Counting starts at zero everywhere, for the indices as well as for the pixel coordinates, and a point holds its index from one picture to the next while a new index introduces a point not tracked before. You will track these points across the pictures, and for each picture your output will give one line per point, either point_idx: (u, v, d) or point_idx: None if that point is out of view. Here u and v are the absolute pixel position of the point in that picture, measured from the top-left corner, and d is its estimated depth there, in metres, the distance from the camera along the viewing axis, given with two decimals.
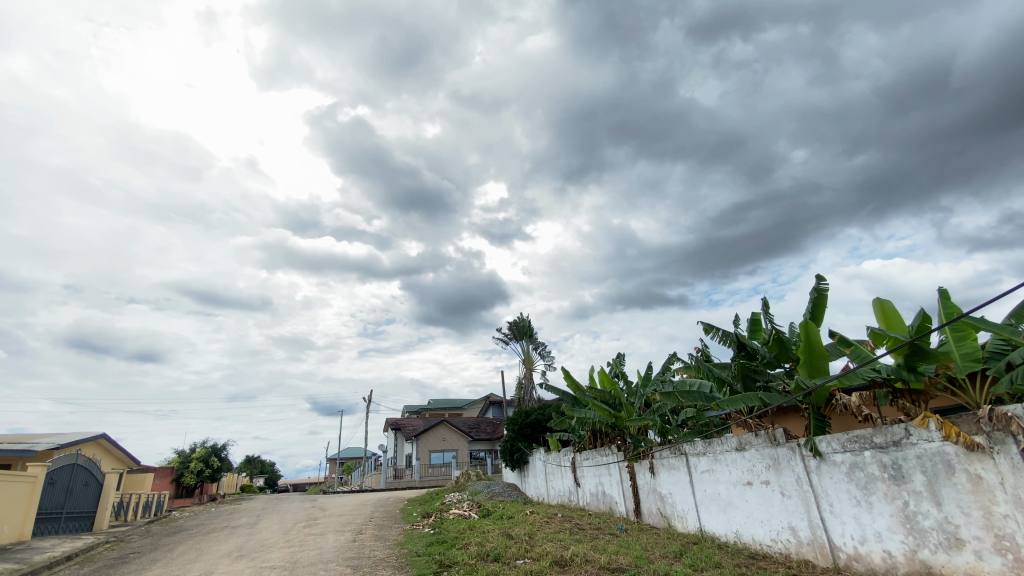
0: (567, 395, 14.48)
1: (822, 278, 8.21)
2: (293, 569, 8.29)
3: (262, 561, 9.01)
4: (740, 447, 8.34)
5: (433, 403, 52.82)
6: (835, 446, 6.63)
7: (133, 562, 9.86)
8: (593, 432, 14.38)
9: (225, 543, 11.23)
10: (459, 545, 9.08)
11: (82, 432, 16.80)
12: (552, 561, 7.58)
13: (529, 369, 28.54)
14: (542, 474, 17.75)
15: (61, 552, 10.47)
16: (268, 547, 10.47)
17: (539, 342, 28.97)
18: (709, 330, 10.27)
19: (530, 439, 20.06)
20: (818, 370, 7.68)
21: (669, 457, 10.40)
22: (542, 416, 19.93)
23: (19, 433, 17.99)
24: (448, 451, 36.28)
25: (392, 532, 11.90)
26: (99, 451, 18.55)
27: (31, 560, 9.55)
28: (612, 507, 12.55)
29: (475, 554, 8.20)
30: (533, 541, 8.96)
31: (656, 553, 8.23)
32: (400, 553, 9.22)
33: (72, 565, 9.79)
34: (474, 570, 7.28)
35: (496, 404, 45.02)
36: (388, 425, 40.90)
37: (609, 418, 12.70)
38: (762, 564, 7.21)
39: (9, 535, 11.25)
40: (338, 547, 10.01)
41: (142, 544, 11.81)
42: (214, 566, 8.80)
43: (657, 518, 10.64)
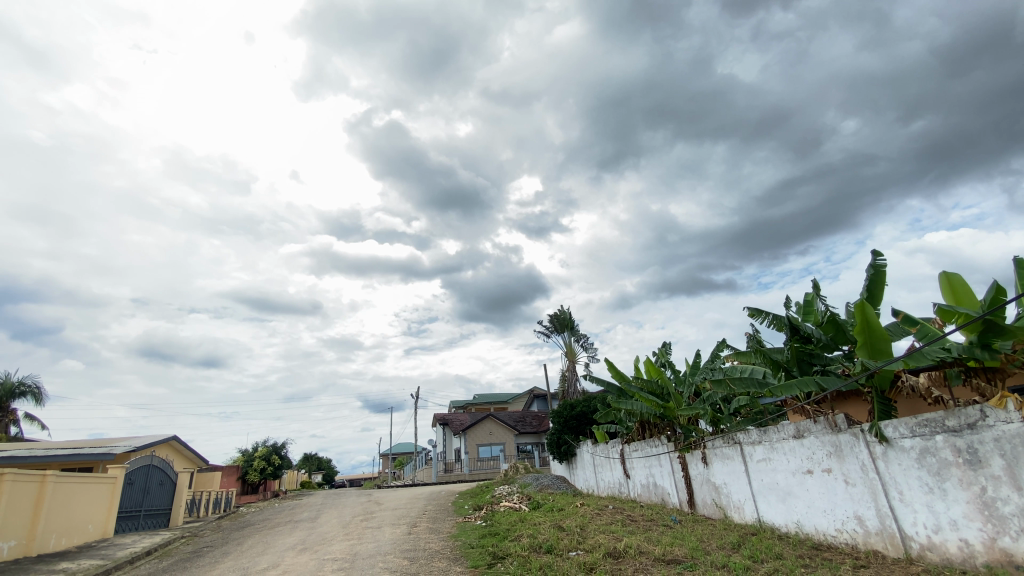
0: (612, 387, 14.29)
1: (879, 253, 7.76)
2: (353, 561, 8.61)
3: (324, 554, 9.40)
4: (798, 435, 8.01)
5: (479, 398, 53.57)
6: (903, 431, 6.25)
7: (206, 555, 10.52)
8: (642, 423, 14.17)
9: (289, 537, 11.77)
10: (512, 537, 9.16)
11: (155, 435, 18.00)
12: (606, 553, 7.54)
13: (573, 361, 28.41)
14: (591, 466, 17.67)
15: (142, 547, 11.29)
16: (329, 540, 10.91)
17: (581, 334, 28.74)
18: (759, 315, 9.92)
19: (577, 432, 19.99)
20: (881, 352, 7.25)
21: (722, 447, 10.13)
22: (587, 408, 19.83)
23: (101, 438, 19.51)
24: (495, 444, 36.66)
25: (446, 524, 12.13)
26: (171, 452, 19.83)
27: (114, 556, 10.32)
28: (664, 498, 12.34)
29: (528, 545, 8.26)
30: (585, 533, 8.93)
31: (713, 544, 8.04)
32: (454, 546, 9.39)
33: (152, 559, 10.54)
34: (527, 562, 7.33)
35: (541, 397, 45.18)
36: (436, 421, 41.74)
37: (658, 409, 12.48)
38: (827, 555, 6.92)
39: (94, 532, 12.20)
40: (395, 540, 10.30)
41: (215, 539, 12.57)
42: (279, 559, 9.26)
43: (711, 509, 10.38)
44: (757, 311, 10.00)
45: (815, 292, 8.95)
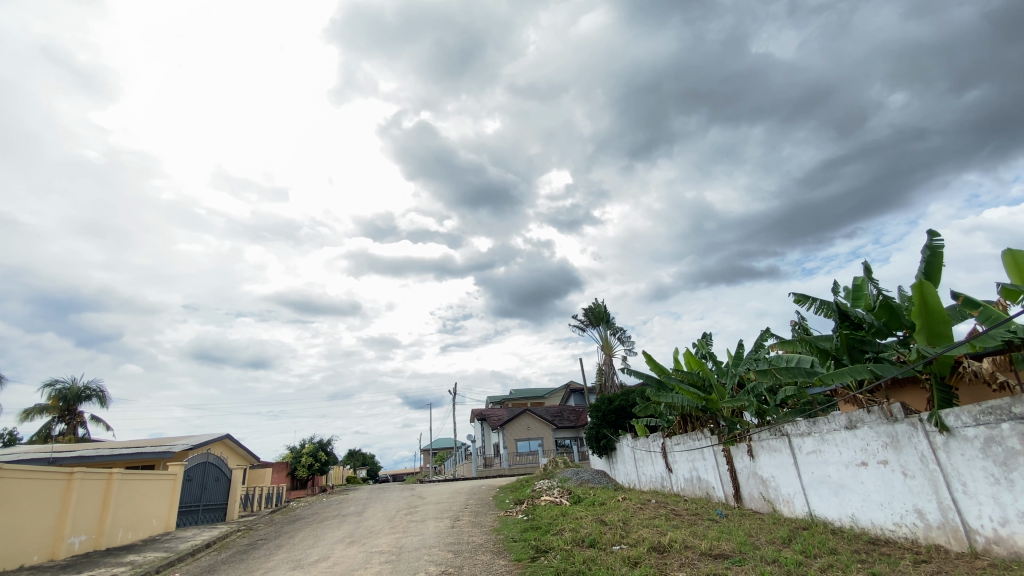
0: (652, 380, 14.05)
1: (935, 233, 7.32)
2: (400, 554, 8.82)
3: (371, 546, 9.66)
4: (851, 425, 7.67)
5: (515, 393, 53.84)
6: (965, 419, 5.88)
7: (261, 547, 10.98)
8: (683, 416, 13.91)
9: (338, 530, 12.18)
10: (554, 531, 9.16)
11: (209, 433, 18.89)
12: (650, 547, 7.43)
13: (609, 355, 28.11)
14: (631, 460, 17.47)
15: (201, 540, 11.90)
16: (375, 533, 11.20)
17: (617, 327, 28.42)
18: (805, 301, 9.54)
19: (616, 426, 19.79)
20: (940, 336, 6.86)
21: (768, 439, 9.82)
22: (625, 402, 19.60)
23: (161, 437, 20.65)
24: (534, 439, 36.76)
25: (488, 518, 12.24)
26: (225, 450, 20.78)
27: (177, 548, 10.92)
28: (709, 492, 12.06)
29: (571, 539, 8.23)
30: (628, 527, 8.84)
31: (762, 539, 7.80)
32: (496, 539, 9.46)
33: (211, 551, 11.08)
34: (571, 556, 7.29)
35: (578, 392, 44.98)
36: (474, 417, 42.17)
37: (699, 402, 12.22)
38: (885, 549, 6.60)
39: (158, 526, 12.94)
40: (439, 533, 10.45)
41: (268, 532, 13.11)
42: (329, 551, 9.59)
43: (759, 503, 10.08)
44: (803, 298, 9.62)
45: (866, 276, 8.55)
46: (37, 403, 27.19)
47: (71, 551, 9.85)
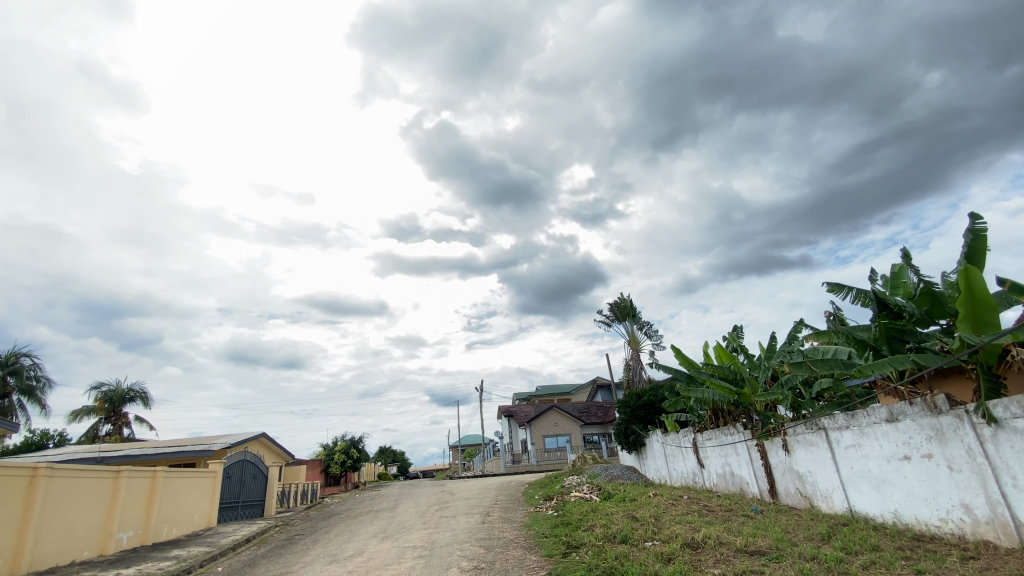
0: (681, 375, 13.85)
1: (978, 216, 6.97)
2: (432, 548, 8.93)
3: (404, 541, 9.82)
4: (892, 418, 7.40)
5: (542, 390, 53.87)
6: (1015, 410, 5.60)
7: (299, 542, 11.27)
8: (715, 411, 13.67)
9: (371, 525, 12.42)
10: (585, 527, 9.13)
11: (246, 432, 19.49)
12: (683, 544, 7.33)
13: (636, 350, 27.80)
14: (662, 456, 17.26)
15: (242, 535, 12.30)
16: (408, 528, 11.38)
17: (643, 321, 28.07)
18: (840, 290, 9.25)
19: (645, 422, 19.57)
20: (986, 324, 6.55)
21: (804, 433, 9.56)
22: (654, 397, 19.37)
23: (201, 436, 21.42)
24: (561, 435, 36.69)
25: (518, 514, 12.28)
26: (261, 448, 21.40)
27: (219, 543, 11.30)
28: (742, 488, 11.82)
29: (602, 535, 8.19)
30: (660, 524, 8.73)
31: (800, 535, 7.60)
32: (527, 535, 9.48)
33: (251, 546, 11.43)
34: (602, 552, 7.26)
35: (605, 388, 44.68)
36: (501, 414, 42.35)
37: (731, 396, 11.99)
38: (930, 546, 6.35)
39: (201, 521, 13.43)
40: (470, 529, 10.55)
41: (305, 527, 13.46)
42: (364, 546, 9.79)
43: (796, 498, 9.83)
44: (838, 287, 9.33)
45: (904, 263, 8.23)
46: (85, 405, 28.50)
47: (119, 546, 10.31)
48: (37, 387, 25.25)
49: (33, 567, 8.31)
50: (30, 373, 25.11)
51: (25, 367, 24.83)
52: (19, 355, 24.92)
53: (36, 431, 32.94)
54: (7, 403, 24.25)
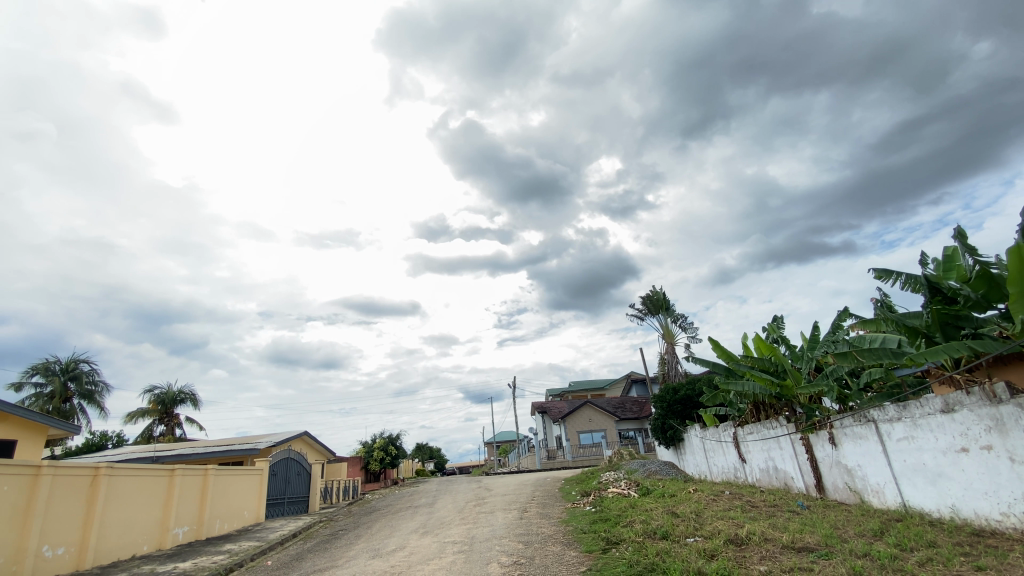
0: (720, 368, 13.54)
1: None
2: (472, 544, 9.03)
3: (444, 537, 9.97)
4: (947, 409, 7.03)
5: (576, 385, 53.66)
6: None
7: (343, 537, 11.58)
8: (756, 405, 13.32)
9: (412, 521, 12.64)
10: (624, 522, 9.05)
11: (289, 431, 20.15)
12: (727, 540, 7.16)
13: (671, 344, 27.29)
14: (701, 451, 16.92)
15: (289, 530, 12.75)
16: (447, 524, 11.54)
17: (678, 314, 27.53)
18: (888, 277, 8.83)
19: (683, 416, 19.23)
20: None
21: (852, 426, 9.19)
22: (692, 391, 18.99)
23: (247, 435, 22.30)
24: (596, 431, 36.45)
25: (555, 510, 12.27)
26: (304, 446, 22.10)
27: (268, 538, 11.74)
28: (787, 483, 11.47)
29: (642, 531, 8.10)
30: (702, 519, 8.56)
31: (850, 531, 7.31)
32: (566, 531, 9.47)
33: (298, 540, 11.82)
34: (643, 547, 7.17)
35: (640, 383, 44.13)
36: (535, 410, 42.38)
37: (773, 388, 11.65)
38: (991, 542, 6.01)
39: (250, 517, 14.00)
40: (508, 524, 10.62)
41: (348, 522, 13.82)
42: (406, 541, 10.00)
43: (844, 493, 9.46)
44: (885, 273, 8.91)
45: (958, 245, 7.77)
46: (139, 408, 30.04)
47: (176, 541, 10.84)
48: (96, 391, 26.79)
49: (97, 560, 8.84)
50: (89, 378, 26.71)
51: (84, 372, 26.39)
52: (78, 361, 26.48)
53: (96, 433, 34.93)
54: (69, 407, 25.83)
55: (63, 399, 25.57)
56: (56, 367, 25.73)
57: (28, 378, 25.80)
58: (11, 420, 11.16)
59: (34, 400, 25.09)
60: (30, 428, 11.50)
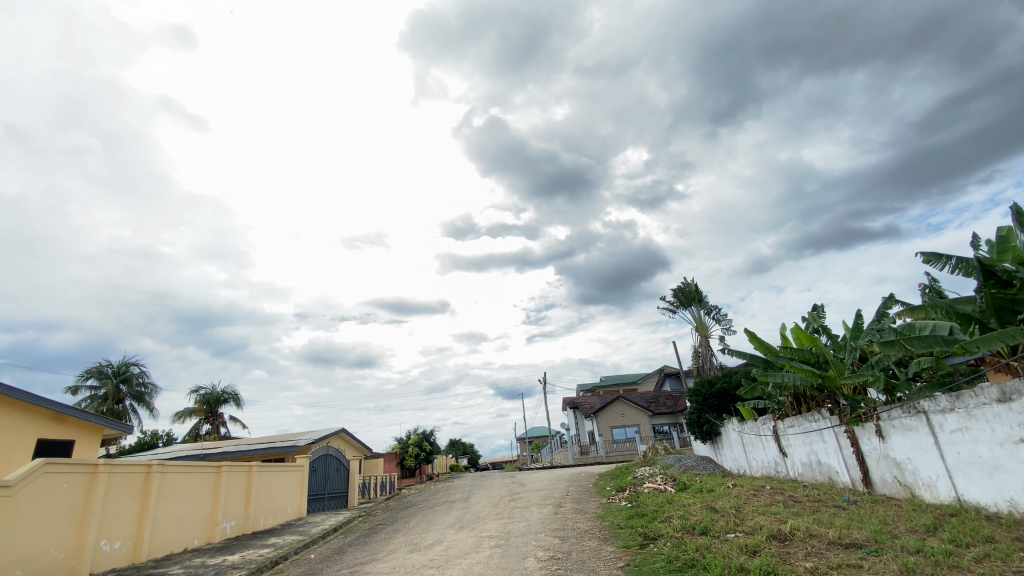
0: (757, 359, 13.18)
1: None
2: (508, 538, 9.08)
3: (481, 531, 10.06)
4: (1004, 399, 6.65)
5: (607, 380, 53.26)
6: None
7: (382, 531, 11.81)
8: (797, 397, 12.91)
9: (449, 515, 12.81)
10: (661, 518, 8.92)
11: (327, 428, 20.70)
12: (769, 536, 6.97)
13: (705, 336, 26.71)
14: (740, 445, 16.52)
15: (330, 524, 13.10)
16: (483, 518, 11.63)
17: (711, 305, 26.92)
18: (937, 261, 8.40)
19: (719, 410, 18.83)
20: None
21: (901, 418, 8.80)
22: (728, 384, 18.57)
23: (288, 432, 23.04)
24: (630, 426, 36.08)
25: (591, 505, 12.20)
26: (342, 442, 22.66)
27: (311, 532, 12.09)
28: (831, 478, 11.08)
29: (680, 526, 7.98)
30: (742, 515, 8.35)
31: (901, 527, 7.01)
32: (602, 526, 9.41)
33: (339, 535, 12.13)
34: (682, 543, 7.05)
35: (673, 376, 43.44)
36: (567, 406, 42.24)
37: (814, 380, 11.27)
38: None
39: (293, 511, 14.47)
40: (543, 519, 10.63)
41: (386, 517, 14.11)
42: (443, 535, 10.13)
43: (894, 488, 9.07)
44: (934, 257, 8.48)
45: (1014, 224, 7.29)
46: (187, 407, 31.41)
47: (224, 534, 11.30)
48: (146, 392, 28.15)
49: (152, 553, 9.28)
50: (139, 380, 28.07)
51: (134, 374, 27.74)
52: (128, 364, 27.87)
53: (148, 431, 36.72)
54: (122, 407, 27.21)
55: (116, 400, 26.97)
56: (109, 370, 27.13)
57: (84, 381, 27.30)
58: (68, 420, 11.75)
59: (90, 401, 26.53)
60: (86, 428, 12.12)
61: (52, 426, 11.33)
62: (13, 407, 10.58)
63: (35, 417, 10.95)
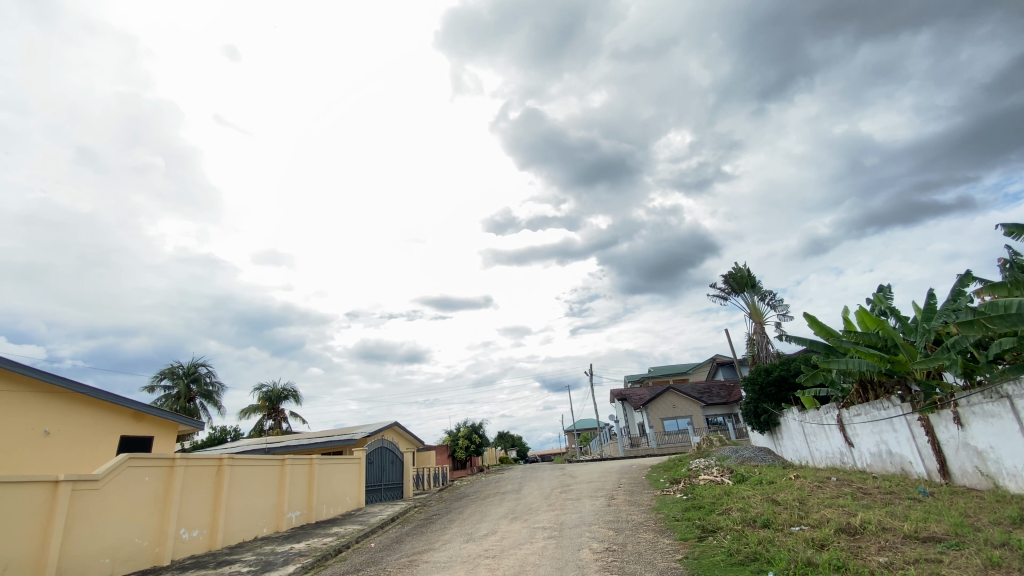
0: (818, 345, 12.55)
1: None
2: (562, 530, 9.07)
3: (534, 522, 10.12)
4: None
5: (656, 371, 52.28)
6: None
7: (437, 521, 12.11)
8: (863, 384, 12.20)
9: (501, 506, 12.97)
10: (719, 510, 8.66)
11: (381, 422, 21.38)
12: (838, 529, 6.63)
13: (760, 323, 25.68)
14: (801, 436, 15.80)
15: (387, 514, 13.54)
16: (535, 510, 11.68)
17: (765, 291, 25.81)
18: (1021, 233, 7.66)
19: (778, 399, 18.06)
20: None
21: (983, 404, 8.14)
22: (787, 372, 17.80)
23: (345, 426, 24.00)
24: (681, 417, 35.28)
25: (644, 497, 12.00)
26: (395, 436, 23.36)
27: (370, 522, 12.55)
28: (903, 468, 10.42)
29: (740, 519, 7.72)
30: (806, 507, 8.00)
31: (984, 519, 6.50)
32: (657, 518, 9.25)
33: (397, 524, 12.52)
34: (743, 536, 6.82)
35: (726, 365, 42.09)
36: (615, 397, 41.77)
37: (882, 365, 10.61)
38: None
39: (352, 502, 15.05)
40: (596, 511, 10.56)
41: (441, 508, 14.44)
42: (498, 525, 10.30)
43: (975, 479, 8.42)
44: (1017, 229, 7.74)
45: None
46: (251, 404, 33.22)
47: (290, 524, 11.91)
48: (214, 390, 29.98)
49: (226, 541, 9.90)
50: (207, 379, 29.94)
51: (202, 374, 29.61)
52: (197, 365, 29.76)
53: (216, 427, 39.13)
54: (193, 406, 29.10)
55: (188, 399, 28.88)
56: (180, 371, 29.08)
57: (159, 381, 29.35)
58: (147, 418, 12.64)
59: (165, 400, 28.53)
60: (163, 425, 13.03)
61: (133, 424, 12.23)
62: (98, 408, 11.50)
63: (117, 415, 11.85)
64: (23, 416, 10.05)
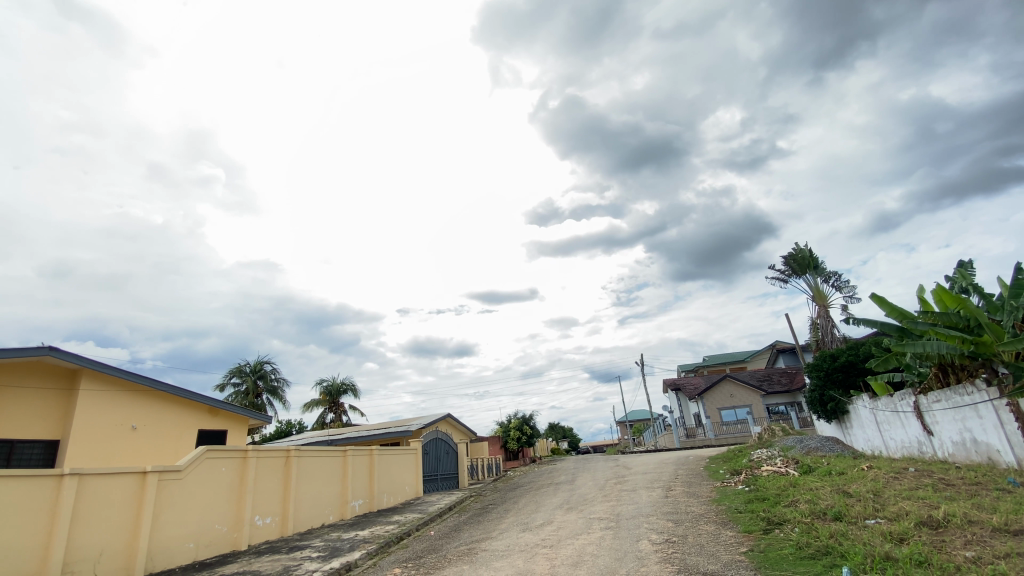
0: (890, 328, 11.73)
1: None
2: (618, 520, 8.98)
3: (589, 512, 10.09)
4: None
5: (711, 360, 50.63)
6: None
7: (493, 511, 12.28)
8: (942, 368, 11.31)
9: (555, 497, 12.99)
10: (785, 502, 8.30)
11: (435, 414, 21.89)
12: (918, 522, 6.19)
13: (824, 306, 24.32)
14: (873, 424, 14.87)
15: (444, 504, 13.86)
16: (590, 501, 11.59)
17: (829, 272, 24.38)
18: None
19: (846, 386, 17.06)
20: None
21: None
22: (856, 357, 16.77)
23: (401, 419, 24.75)
24: (739, 407, 34.08)
25: (704, 489, 11.66)
26: (449, 427, 23.86)
27: (429, 510, 12.89)
28: (990, 457, 9.61)
29: (809, 511, 7.37)
30: (882, 500, 7.52)
31: None
32: (718, 510, 8.96)
33: (454, 513, 12.80)
34: (812, 529, 6.51)
35: (787, 353, 40.16)
36: (668, 387, 40.82)
37: (964, 347, 9.80)
38: None
39: (410, 491, 15.53)
40: (653, 502, 10.35)
41: (496, 497, 14.63)
42: (554, 515, 10.36)
43: None
44: None
45: None
46: (313, 398, 34.84)
47: (353, 512, 12.43)
48: (279, 386, 31.66)
49: (296, 527, 10.48)
50: (273, 376, 31.62)
51: (268, 372, 31.30)
52: (262, 363, 31.48)
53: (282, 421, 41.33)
54: (261, 401, 30.87)
55: (256, 394, 30.64)
56: (248, 369, 30.85)
57: (229, 379, 31.29)
58: (221, 413, 13.47)
59: (236, 397, 30.38)
60: (236, 419, 13.87)
61: (209, 418, 13.08)
62: (178, 404, 12.38)
63: (193, 410, 12.71)
64: (113, 413, 10.99)
